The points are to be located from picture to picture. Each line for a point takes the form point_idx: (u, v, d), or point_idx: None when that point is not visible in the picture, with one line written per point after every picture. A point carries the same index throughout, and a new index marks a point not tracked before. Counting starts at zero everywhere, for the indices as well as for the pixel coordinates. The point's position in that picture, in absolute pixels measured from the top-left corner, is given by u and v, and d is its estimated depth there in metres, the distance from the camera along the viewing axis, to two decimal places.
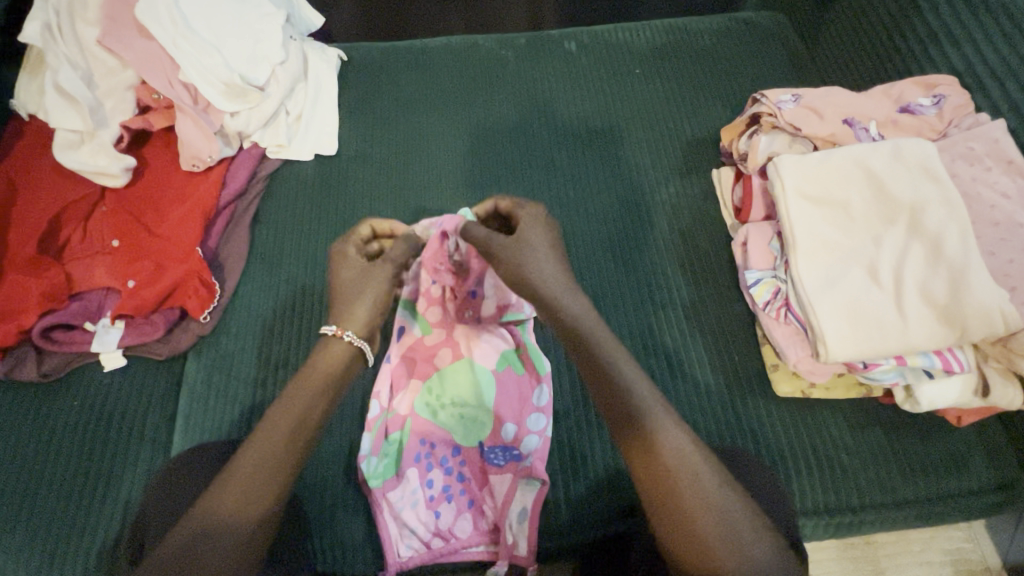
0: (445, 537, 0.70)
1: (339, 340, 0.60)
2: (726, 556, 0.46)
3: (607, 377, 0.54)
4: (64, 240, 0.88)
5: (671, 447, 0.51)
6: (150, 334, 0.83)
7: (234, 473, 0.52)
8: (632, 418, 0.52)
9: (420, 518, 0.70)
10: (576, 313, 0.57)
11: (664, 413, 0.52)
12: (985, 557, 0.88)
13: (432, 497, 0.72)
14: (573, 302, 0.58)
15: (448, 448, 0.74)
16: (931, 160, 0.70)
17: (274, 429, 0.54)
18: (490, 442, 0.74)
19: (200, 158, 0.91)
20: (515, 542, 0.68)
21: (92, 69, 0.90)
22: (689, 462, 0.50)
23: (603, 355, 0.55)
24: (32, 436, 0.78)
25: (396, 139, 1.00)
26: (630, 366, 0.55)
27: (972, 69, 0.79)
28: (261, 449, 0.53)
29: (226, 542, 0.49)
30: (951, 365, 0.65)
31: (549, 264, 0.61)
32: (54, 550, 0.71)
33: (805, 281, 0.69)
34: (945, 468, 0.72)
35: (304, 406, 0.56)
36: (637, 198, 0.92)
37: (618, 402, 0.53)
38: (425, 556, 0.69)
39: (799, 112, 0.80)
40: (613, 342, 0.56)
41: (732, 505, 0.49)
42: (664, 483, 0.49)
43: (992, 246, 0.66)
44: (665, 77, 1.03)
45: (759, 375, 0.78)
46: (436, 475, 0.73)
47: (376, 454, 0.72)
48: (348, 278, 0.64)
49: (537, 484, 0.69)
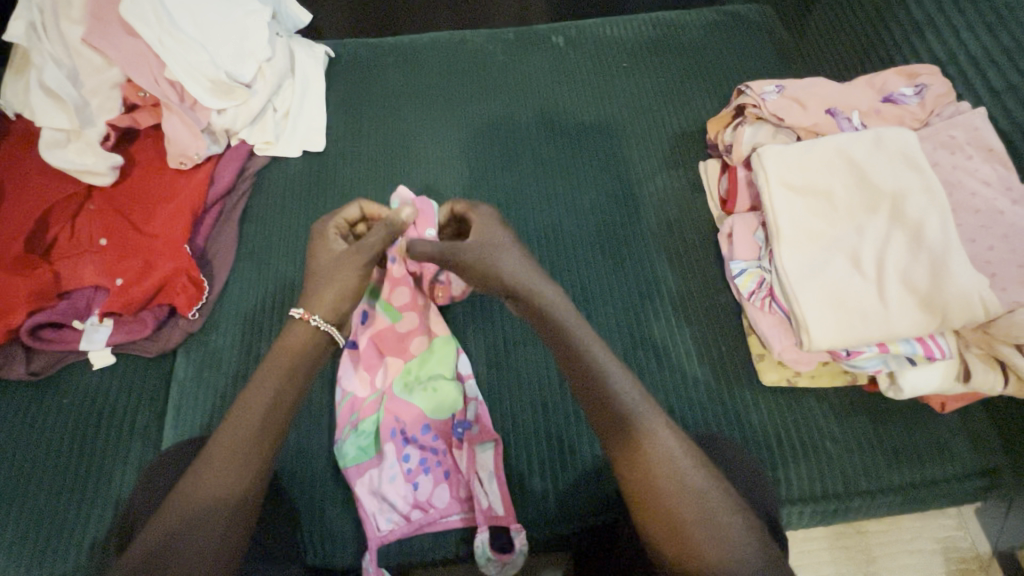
0: (424, 508, 0.71)
1: (306, 325, 0.61)
2: (707, 541, 0.45)
3: (585, 365, 0.54)
4: (52, 239, 0.88)
5: (649, 433, 0.50)
6: (140, 332, 0.83)
7: (211, 465, 0.52)
8: (611, 406, 0.52)
9: (399, 492, 0.72)
10: (546, 304, 0.59)
11: (642, 398, 0.53)
12: (975, 545, 0.89)
13: (409, 470, 0.73)
14: (544, 288, 0.60)
15: (420, 426, 0.75)
16: (911, 149, 0.71)
17: (242, 422, 0.54)
18: (459, 416, 0.75)
19: (186, 156, 0.91)
20: (491, 505, 0.70)
21: (78, 67, 0.89)
22: (667, 447, 0.50)
23: (578, 343, 0.55)
24: (22, 436, 0.78)
25: (384, 136, 1.00)
26: (604, 352, 0.55)
27: (954, 58, 0.79)
28: (230, 441, 0.53)
29: (201, 536, 0.49)
30: (932, 351, 0.65)
31: (518, 257, 0.63)
32: (44, 548, 0.71)
33: (789, 270, 0.69)
34: (929, 455, 0.73)
35: (272, 396, 0.56)
36: (624, 191, 0.92)
37: (593, 390, 0.53)
38: (405, 528, 0.70)
39: (782, 103, 0.81)
40: (588, 332, 0.57)
41: (711, 489, 0.48)
42: (642, 469, 0.49)
43: (972, 233, 0.67)
44: (653, 70, 1.03)
45: (745, 365, 0.78)
46: (412, 450, 0.74)
47: (349, 434, 0.74)
48: (324, 265, 0.65)
49: (491, 445, 0.71)
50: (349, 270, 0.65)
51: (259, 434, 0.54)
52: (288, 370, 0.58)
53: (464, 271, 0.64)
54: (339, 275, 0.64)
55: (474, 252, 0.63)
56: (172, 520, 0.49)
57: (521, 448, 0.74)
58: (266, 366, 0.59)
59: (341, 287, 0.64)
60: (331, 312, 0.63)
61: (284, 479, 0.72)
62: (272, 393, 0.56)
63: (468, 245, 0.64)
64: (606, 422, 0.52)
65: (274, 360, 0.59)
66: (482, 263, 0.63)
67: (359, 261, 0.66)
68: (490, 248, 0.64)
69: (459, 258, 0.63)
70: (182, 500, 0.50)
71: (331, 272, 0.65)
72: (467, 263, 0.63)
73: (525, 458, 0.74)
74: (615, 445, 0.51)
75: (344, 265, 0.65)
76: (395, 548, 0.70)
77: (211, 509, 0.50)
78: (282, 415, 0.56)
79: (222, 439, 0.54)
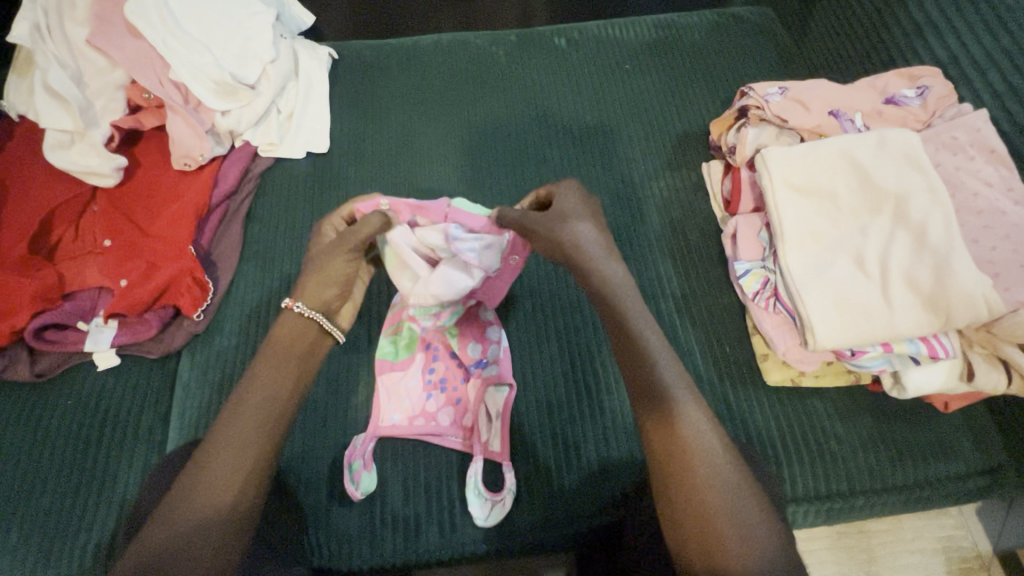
0: (428, 419, 0.76)
1: (290, 312, 0.60)
2: (731, 534, 0.45)
3: (640, 354, 0.53)
4: (56, 240, 0.88)
5: (690, 423, 0.50)
6: (146, 332, 0.83)
7: (214, 452, 0.52)
8: (658, 393, 0.51)
9: (413, 398, 0.78)
10: (609, 285, 0.57)
11: (689, 392, 0.52)
12: (976, 544, 0.90)
13: (429, 381, 0.80)
14: (607, 270, 0.58)
15: (443, 354, 0.82)
16: (915, 149, 0.71)
17: (236, 430, 0.53)
18: (480, 354, 0.79)
19: (190, 157, 0.91)
20: (488, 441, 0.74)
21: (81, 69, 0.89)
22: (705, 440, 0.49)
23: (632, 324, 0.54)
24: (27, 437, 0.78)
25: (387, 138, 1.00)
26: (658, 337, 0.54)
27: (956, 61, 0.80)
28: (224, 448, 0.52)
29: (206, 537, 0.48)
30: (936, 351, 0.66)
31: (586, 233, 0.60)
32: (50, 549, 0.71)
33: (794, 271, 0.70)
34: (933, 453, 0.73)
35: (265, 399, 0.55)
36: (629, 193, 0.93)
37: (642, 373, 0.52)
38: (404, 429, 0.75)
39: (785, 104, 0.81)
40: (645, 316, 0.55)
41: (740, 485, 0.48)
42: (678, 458, 0.48)
43: (975, 233, 0.67)
44: (655, 71, 1.04)
45: (749, 365, 0.79)
46: (437, 365, 0.81)
47: (388, 333, 0.81)
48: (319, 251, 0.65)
49: (507, 387, 0.75)
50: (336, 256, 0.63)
51: (256, 438, 0.53)
52: (281, 373, 0.57)
53: (534, 241, 0.63)
54: (325, 263, 0.63)
55: (545, 222, 0.61)
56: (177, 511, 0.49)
57: (526, 448, 0.74)
58: (262, 363, 0.57)
59: (328, 277, 0.62)
60: (315, 299, 0.62)
61: (291, 480, 0.72)
62: (264, 397, 0.55)
63: (545, 216, 0.62)
64: (651, 406, 0.51)
65: (272, 359, 0.58)
66: (551, 234, 0.60)
67: (344, 247, 0.64)
68: (564, 219, 0.61)
69: (533, 228, 0.62)
70: (180, 505, 0.49)
71: (321, 259, 0.63)
72: (539, 234, 0.61)
73: (531, 457, 0.74)
74: (657, 431, 0.50)
75: (328, 254, 0.63)
76: (400, 548, 0.70)
77: (215, 513, 0.49)
78: (282, 412, 0.55)
79: (213, 446, 0.52)
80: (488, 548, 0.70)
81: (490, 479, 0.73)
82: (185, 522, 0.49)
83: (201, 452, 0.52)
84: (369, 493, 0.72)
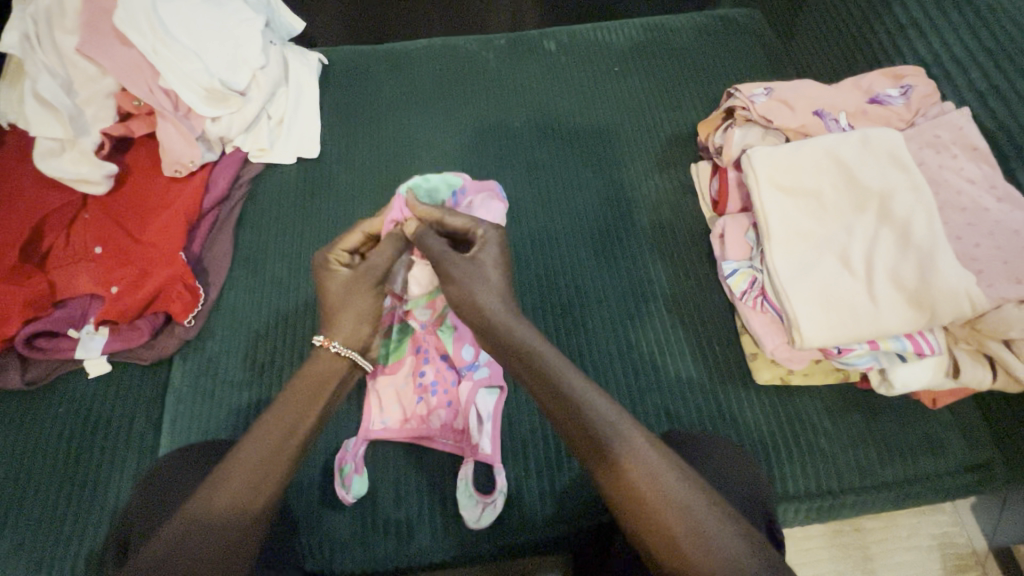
0: (419, 422, 0.76)
1: (327, 351, 0.60)
2: (696, 551, 0.45)
3: (563, 399, 0.53)
4: (47, 248, 0.88)
5: (629, 451, 0.50)
6: (136, 340, 0.83)
7: (234, 468, 0.52)
8: (592, 431, 0.51)
9: (404, 401, 0.78)
10: (519, 336, 0.57)
11: (621, 419, 0.52)
12: (971, 540, 0.90)
13: (420, 384, 0.79)
14: (516, 324, 0.59)
15: (435, 356, 0.80)
16: (898, 148, 0.72)
17: (258, 444, 0.53)
18: (471, 357, 0.78)
19: (182, 163, 0.91)
20: (479, 443, 0.73)
21: (72, 77, 0.90)
22: (647, 461, 0.50)
23: (547, 369, 0.54)
24: (18, 444, 0.78)
25: (378, 143, 1.00)
26: (577, 377, 0.55)
27: (939, 60, 0.81)
28: (250, 459, 0.53)
29: (220, 546, 0.49)
30: (922, 348, 0.66)
31: (497, 290, 0.61)
32: (42, 556, 0.71)
33: (779, 270, 0.70)
34: (923, 450, 0.73)
35: (295, 417, 0.55)
36: (618, 195, 0.93)
37: (571, 421, 0.52)
38: (396, 433, 0.75)
39: (771, 105, 0.82)
40: (560, 361, 0.56)
41: (697, 497, 0.48)
42: (629, 488, 0.49)
43: (959, 230, 0.68)
44: (644, 73, 1.04)
45: (739, 364, 0.79)
46: (428, 368, 0.80)
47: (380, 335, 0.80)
48: (334, 293, 0.64)
49: (497, 391, 0.76)
50: (360, 293, 0.64)
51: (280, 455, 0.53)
52: (313, 394, 0.58)
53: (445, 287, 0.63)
54: (352, 299, 0.63)
55: (457, 268, 0.62)
56: (190, 525, 0.49)
57: (518, 451, 0.75)
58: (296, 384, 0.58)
59: (360, 313, 0.63)
60: (352, 337, 0.62)
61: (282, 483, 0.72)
62: (290, 419, 0.55)
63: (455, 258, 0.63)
64: (588, 448, 0.51)
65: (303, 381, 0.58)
66: (465, 284, 0.61)
67: (369, 282, 0.64)
68: (474, 269, 0.62)
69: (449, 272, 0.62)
70: (201, 506, 0.50)
71: (349, 297, 0.63)
72: (451, 279, 0.62)
73: (522, 459, 0.74)
74: (602, 471, 0.50)
75: (354, 289, 0.64)
76: (392, 552, 0.70)
77: (224, 527, 0.49)
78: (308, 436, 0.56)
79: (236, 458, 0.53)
80: (481, 550, 0.70)
81: (482, 481, 0.74)
82: (202, 525, 0.49)
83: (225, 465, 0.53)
84: (360, 497, 0.72)
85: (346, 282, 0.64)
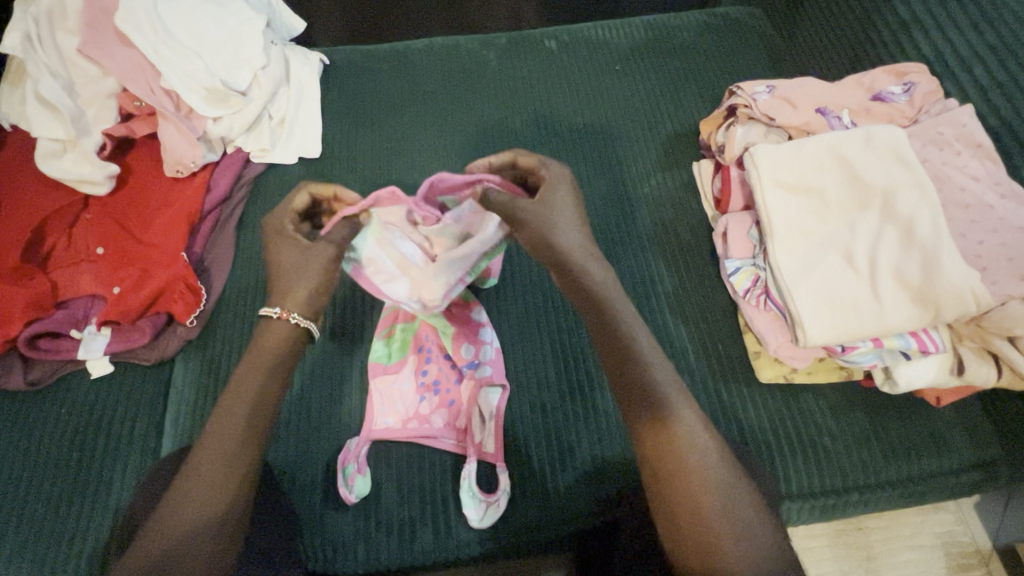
0: (421, 420, 0.76)
1: (285, 322, 0.57)
2: (724, 530, 0.46)
3: (632, 356, 0.53)
4: (49, 248, 0.88)
5: (681, 425, 0.50)
6: (138, 340, 0.82)
7: (200, 464, 0.51)
8: (651, 394, 0.51)
9: (405, 399, 0.78)
10: (597, 289, 0.57)
11: (677, 391, 0.52)
12: (975, 539, 0.90)
13: (422, 383, 0.79)
14: (593, 276, 0.58)
15: (437, 356, 0.80)
16: (902, 145, 0.72)
17: (219, 435, 0.53)
18: (473, 356, 0.79)
19: (183, 164, 0.91)
20: (482, 442, 0.74)
21: (73, 78, 0.90)
22: (697, 437, 0.50)
23: (621, 327, 0.54)
24: (20, 445, 0.78)
25: (379, 143, 1.00)
26: (645, 337, 0.54)
27: (942, 57, 0.81)
28: (213, 457, 0.52)
29: (201, 542, 0.49)
30: (926, 346, 0.66)
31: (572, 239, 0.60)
32: (45, 557, 0.71)
33: (783, 267, 0.70)
34: (928, 448, 0.73)
35: (252, 402, 0.54)
36: (621, 194, 0.93)
37: (633, 376, 0.52)
38: (398, 432, 0.75)
39: (773, 103, 0.82)
40: (632, 317, 0.55)
41: (734, 481, 0.49)
42: (673, 457, 0.49)
43: (963, 227, 0.67)
44: (646, 71, 1.04)
45: (743, 363, 0.79)
46: (431, 367, 0.80)
47: (382, 336, 0.81)
48: (288, 258, 0.60)
49: (499, 389, 0.76)
50: (319, 259, 0.60)
51: (237, 448, 0.53)
52: (269, 374, 0.56)
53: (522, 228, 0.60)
54: (310, 265, 0.59)
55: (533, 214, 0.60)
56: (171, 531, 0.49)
57: (521, 450, 0.74)
58: (245, 368, 0.56)
59: (316, 277, 0.59)
60: (309, 305, 0.59)
61: (285, 483, 0.72)
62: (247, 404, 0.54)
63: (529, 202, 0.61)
64: (646, 410, 0.51)
65: (252, 363, 0.56)
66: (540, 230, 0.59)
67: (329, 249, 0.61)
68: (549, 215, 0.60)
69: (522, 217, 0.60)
70: (177, 508, 0.50)
71: (302, 262, 0.60)
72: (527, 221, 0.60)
73: (525, 457, 0.74)
74: (652, 435, 0.50)
75: (312, 255, 0.60)
76: (396, 551, 0.70)
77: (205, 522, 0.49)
78: (267, 416, 0.55)
79: (201, 455, 0.52)
80: (484, 549, 0.70)
81: (484, 480, 0.74)
82: (178, 529, 0.49)
83: (189, 463, 0.52)
84: (362, 497, 0.72)
85: (304, 246, 0.60)
